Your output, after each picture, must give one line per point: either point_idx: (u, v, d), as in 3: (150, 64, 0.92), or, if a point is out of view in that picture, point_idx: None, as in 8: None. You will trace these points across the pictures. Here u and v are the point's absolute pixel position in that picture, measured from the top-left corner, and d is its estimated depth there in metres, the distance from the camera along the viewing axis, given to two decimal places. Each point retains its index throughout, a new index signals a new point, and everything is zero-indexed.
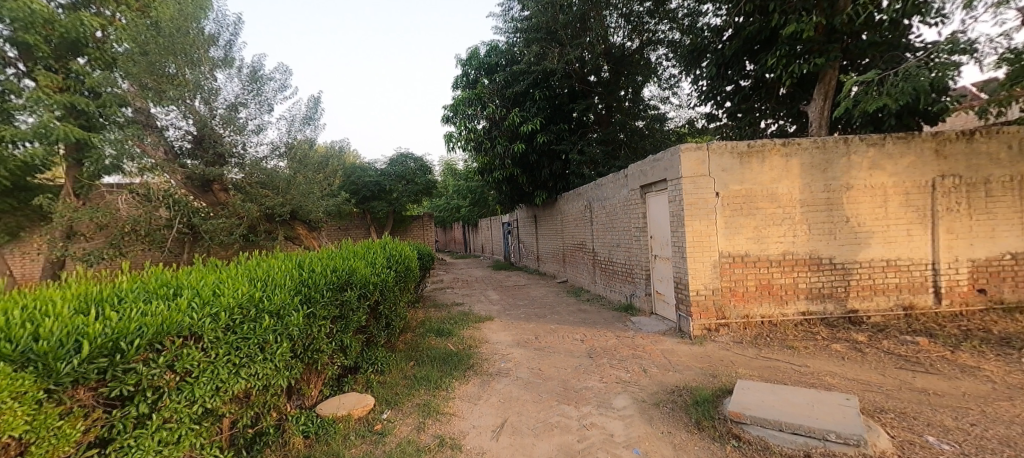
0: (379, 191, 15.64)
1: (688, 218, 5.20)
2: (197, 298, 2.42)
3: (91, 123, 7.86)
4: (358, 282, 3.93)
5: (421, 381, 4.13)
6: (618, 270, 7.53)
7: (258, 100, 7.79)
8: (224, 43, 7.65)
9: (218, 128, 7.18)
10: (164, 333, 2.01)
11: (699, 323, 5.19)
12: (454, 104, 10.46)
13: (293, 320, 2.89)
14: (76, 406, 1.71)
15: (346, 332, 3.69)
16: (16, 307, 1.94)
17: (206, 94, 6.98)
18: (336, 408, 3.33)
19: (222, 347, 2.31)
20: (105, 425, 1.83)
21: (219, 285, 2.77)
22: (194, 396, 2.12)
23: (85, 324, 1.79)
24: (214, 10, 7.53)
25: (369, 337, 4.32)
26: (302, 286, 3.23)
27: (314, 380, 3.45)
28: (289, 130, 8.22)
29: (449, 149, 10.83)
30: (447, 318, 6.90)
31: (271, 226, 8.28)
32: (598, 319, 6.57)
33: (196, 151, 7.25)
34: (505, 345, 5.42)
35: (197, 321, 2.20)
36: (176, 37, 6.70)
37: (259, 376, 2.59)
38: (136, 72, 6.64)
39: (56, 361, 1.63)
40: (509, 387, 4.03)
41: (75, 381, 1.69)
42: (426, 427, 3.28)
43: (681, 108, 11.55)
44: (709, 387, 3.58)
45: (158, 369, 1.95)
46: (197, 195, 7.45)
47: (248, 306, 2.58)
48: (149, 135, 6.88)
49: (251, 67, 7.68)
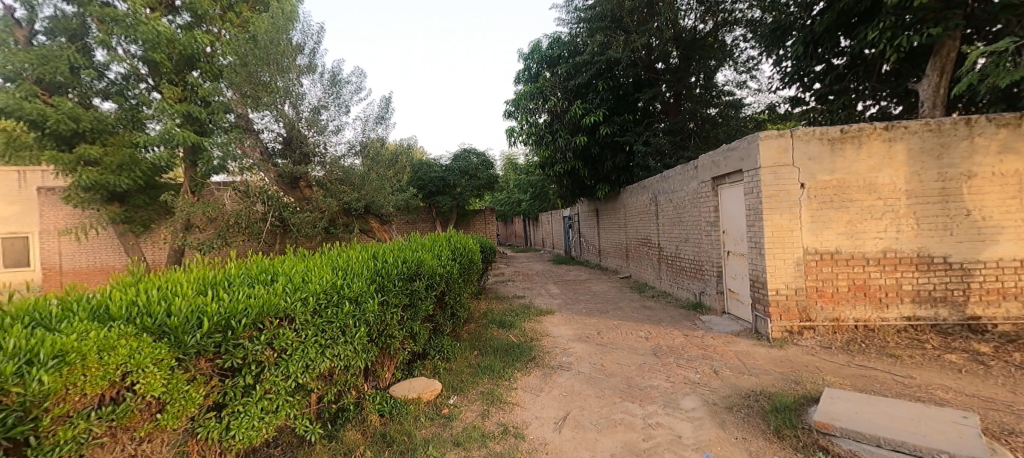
0: (443, 185, 16.19)
1: (767, 211, 4.81)
2: (290, 284, 2.72)
3: (203, 129, 8.95)
4: (426, 273, 4.13)
5: (484, 371, 4.27)
6: (687, 266, 7.17)
7: (337, 102, 8.35)
8: (309, 51, 8.30)
9: (304, 130, 7.85)
10: (264, 314, 2.28)
11: (780, 325, 4.80)
12: (516, 98, 10.54)
13: (370, 307, 3.12)
14: (199, 374, 1.99)
15: (415, 319, 3.91)
16: (153, 287, 2.31)
17: (294, 98, 7.63)
18: (407, 391, 3.55)
19: (310, 329, 2.56)
20: (221, 391, 2.12)
21: (307, 273, 3.06)
22: (288, 371, 2.38)
23: (204, 304, 2.09)
24: (300, 21, 8.20)
25: (435, 326, 4.52)
26: (376, 275, 3.48)
27: (387, 363, 3.71)
28: (364, 130, 8.74)
29: (511, 143, 10.93)
30: (509, 310, 7.02)
31: (348, 220, 8.95)
32: (664, 316, 6.32)
33: (286, 151, 7.97)
34: (566, 339, 5.40)
35: (291, 304, 2.46)
36: (270, 48, 7.39)
37: (342, 357, 2.85)
38: (238, 81, 7.46)
39: (183, 334, 1.92)
40: (571, 380, 4.02)
41: (198, 352, 1.98)
42: (490, 415, 3.39)
43: (760, 92, 10.69)
44: (792, 394, 3.31)
45: (260, 346, 2.23)
46: (286, 191, 8.25)
47: (332, 292, 2.84)
48: (249, 138, 7.72)
49: (331, 71, 8.25)
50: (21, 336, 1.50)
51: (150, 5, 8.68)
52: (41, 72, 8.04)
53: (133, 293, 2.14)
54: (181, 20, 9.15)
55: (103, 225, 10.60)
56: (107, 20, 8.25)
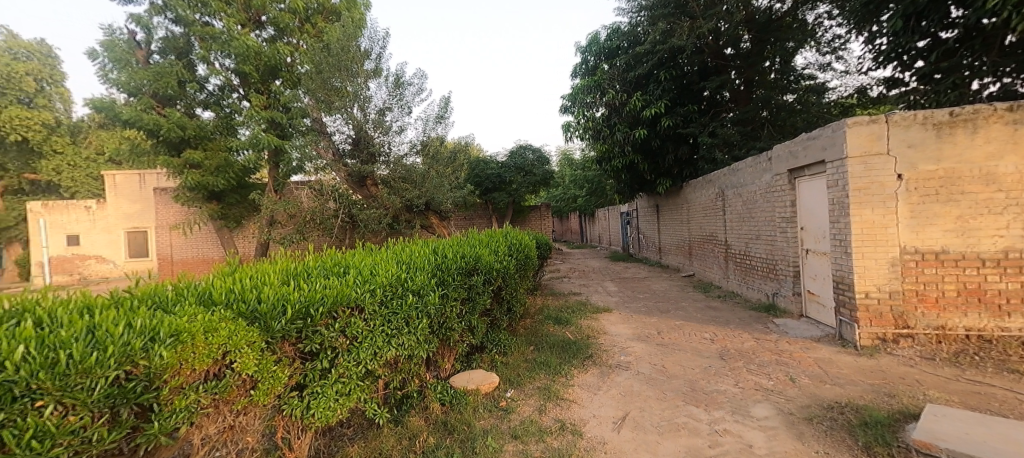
0: (500, 182, 16.42)
1: (855, 206, 4.35)
2: (360, 276, 2.90)
3: (284, 133, 9.79)
4: (484, 268, 4.21)
5: (541, 366, 4.28)
6: (758, 264, 6.70)
7: (400, 103, 8.73)
8: (376, 56, 8.74)
9: (371, 131, 8.33)
10: (338, 304, 2.46)
11: (870, 332, 4.33)
12: (573, 93, 10.40)
13: (431, 299, 3.25)
14: (283, 356, 2.19)
15: (473, 313, 4.01)
16: (246, 277, 2.58)
17: (362, 101, 8.10)
18: (466, 382, 3.66)
19: (378, 319, 2.72)
20: (302, 373, 2.32)
21: (375, 266, 3.26)
22: (358, 358, 2.55)
23: (287, 293, 2.30)
24: (368, 28, 8.67)
25: (493, 320, 4.61)
26: (437, 270, 3.61)
27: (448, 354, 3.85)
28: (425, 129, 9.08)
29: (567, 139, 10.83)
30: (565, 306, 6.98)
31: (411, 217, 9.36)
32: (732, 318, 5.96)
33: (355, 152, 8.47)
34: (625, 337, 5.27)
35: (361, 295, 2.63)
36: (342, 55, 7.93)
37: (406, 346, 3.00)
38: (313, 88, 8.06)
39: (271, 320, 2.12)
40: (630, 380, 3.92)
41: (283, 336, 2.18)
42: (547, 410, 3.40)
43: (847, 74, 9.70)
44: (884, 408, 2.98)
45: (335, 333, 2.41)
46: (355, 189, 8.78)
47: (397, 285, 2.99)
48: (323, 140, 8.29)
49: (395, 74, 8.65)
50: (146, 316, 1.74)
51: (242, 22, 9.64)
52: (156, 87, 9.23)
53: (230, 282, 2.41)
54: (266, 34, 10.06)
55: (204, 221, 12.00)
56: (207, 38, 9.30)
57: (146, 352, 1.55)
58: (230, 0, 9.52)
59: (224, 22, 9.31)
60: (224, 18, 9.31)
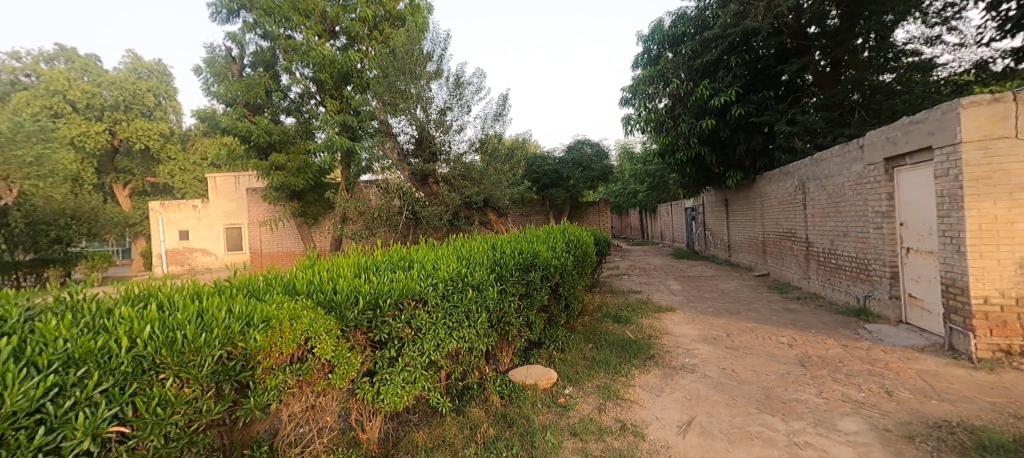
0: (557, 178, 16.32)
1: (971, 199, 3.80)
2: (423, 271, 3.03)
3: (355, 135, 10.47)
4: (541, 265, 4.21)
5: (600, 365, 4.21)
6: (846, 264, 6.07)
7: (460, 103, 8.95)
8: (437, 58, 9.04)
9: (432, 131, 8.66)
10: (404, 296, 2.59)
11: (989, 343, 3.76)
12: (633, 84, 10.05)
13: (490, 294, 3.32)
14: (356, 344, 2.35)
15: (531, 309, 4.02)
16: (323, 270, 2.80)
17: (424, 103, 8.43)
18: (525, 377, 3.68)
19: (440, 312, 2.83)
20: (373, 360, 2.47)
21: (437, 261, 3.39)
22: (422, 348, 2.67)
23: (359, 285, 2.46)
24: (430, 31, 9.00)
25: (550, 316, 4.60)
26: (495, 265, 3.67)
27: (506, 349, 3.90)
28: (483, 127, 9.24)
29: (627, 132, 10.51)
30: (625, 305, 6.79)
31: (470, 213, 9.60)
32: (813, 322, 5.46)
33: (417, 151, 8.85)
34: (690, 339, 5.02)
35: (424, 289, 2.75)
36: (406, 59, 8.30)
37: (466, 339, 3.09)
38: (380, 92, 8.53)
39: (346, 309, 2.28)
40: (695, 384, 3.73)
41: (356, 325, 2.33)
42: (607, 409, 3.34)
43: (961, 47, 8.46)
44: (1007, 432, 2.58)
45: (401, 324, 2.54)
46: (417, 187, 9.16)
47: (458, 279, 3.09)
48: (389, 141, 8.74)
49: (456, 74, 8.89)
50: (242, 303, 1.94)
51: (319, 33, 10.45)
52: (247, 97, 10.25)
53: (310, 275, 2.62)
54: (339, 43, 10.81)
55: (287, 218, 13.17)
56: (290, 50, 10.19)
57: (243, 335, 1.74)
58: (309, 14, 10.34)
59: (304, 34, 10.15)
60: (304, 31, 10.15)
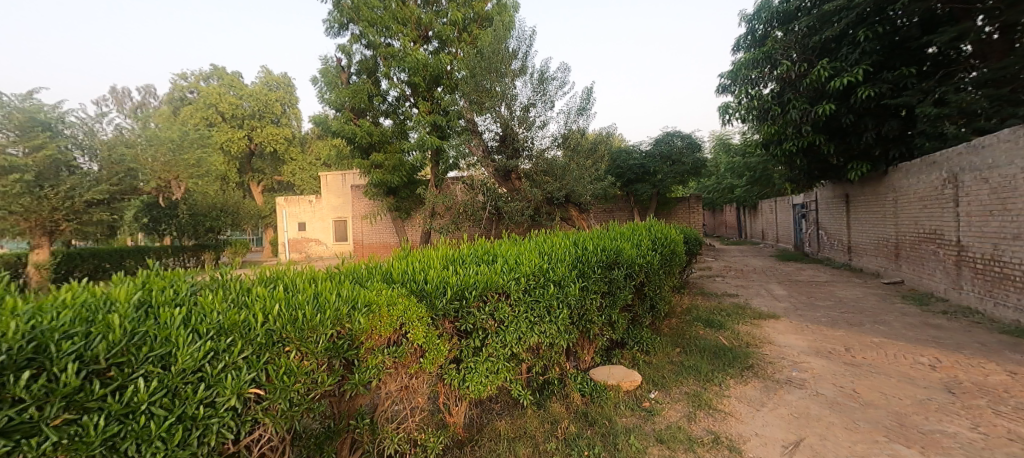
0: (643, 172, 15.60)
1: None
2: (507, 264, 3.10)
3: (444, 134, 11.05)
4: (625, 262, 4.05)
5: (689, 371, 3.95)
6: (1016, 274, 4.96)
7: (544, 98, 8.96)
8: (522, 55, 9.14)
9: (516, 128, 8.80)
10: (488, 288, 2.68)
11: None
12: (733, 69, 9.20)
13: (572, 291, 3.29)
14: (444, 332, 2.48)
15: (614, 307, 3.90)
16: (415, 261, 3.00)
17: (508, 100, 8.59)
18: (607, 377, 3.59)
19: (522, 306, 2.88)
20: (459, 348, 2.59)
21: (519, 255, 3.44)
22: (505, 340, 2.74)
23: (448, 277, 2.60)
24: (516, 29, 9.11)
25: (634, 316, 4.40)
26: (577, 262, 3.62)
27: (588, 346, 3.84)
28: (566, 122, 9.16)
29: (725, 122, 9.67)
30: (720, 309, 6.28)
31: (552, 209, 9.62)
32: (964, 341, 4.55)
33: (501, 148, 9.08)
34: (798, 350, 4.49)
35: (508, 282, 2.82)
36: (493, 58, 8.53)
37: (547, 334, 3.10)
38: (468, 91, 8.87)
39: (436, 299, 2.42)
40: (805, 401, 3.32)
41: (444, 314, 2.46)
42: (697, 419, 3.13)
43: None
44: None
45: (485, 315, 2.63)
46: (501, 183, 9.41)
47: (540, 274, 3.11)
48: (475, 139, 9.06)
49: (540, 70, 8.91)
50: (348, 289, 2.16)
51: (414, 39, 11.20)
52: (353, 103, 11.33)
53: (404, 265, 2.82)
54: (432, 47, 11.46)
55: (385, 212, 14.38)
56: (389, 57, 11.06)
57: (350, 316, 1.93)
58: (405, 22, 11.13)
59: (401, 41, 10.94)
60: (402, 38, 10.95)
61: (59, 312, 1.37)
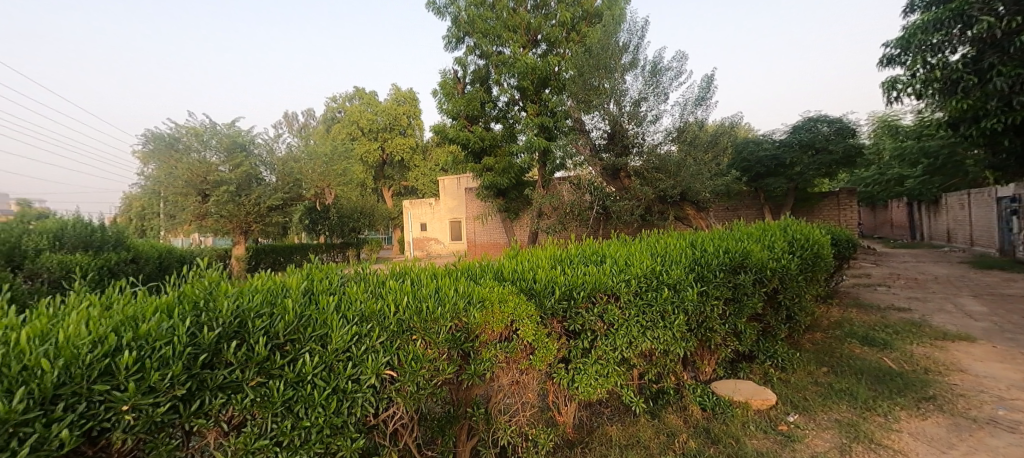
0: (775, 165, 13.68)
1: None
2: (616, 265, 3.00)
3: (551, 135, 11.16)
4: (754, 266, 3.59)
5: (841, 396, 3.35)
6: None
7: (656, 91, 8.47)
8: (634, 48, 8.77)
9: (626, 124, 8.47)
10: (597, 290, 2.63)
11: None
12: (905, 34, 7.55)
13: (689, 295, 3.03)
14: (553, 331, 2.50)
15: (740, 316, 3.49)
16: (524, 260, 3.08)
17: (618, 96, 8.31)
18: (733, 392, 3.24)
19: (633, 309, 2.76)
20: (568, 349, 2.58)
21: (629, 256, 3.30)
22: (615, 343, 2.66)
23: (556, 277, 2.61)
24: (627, 22, 8.77)
25: (766, 327, 3.88)
26: (695, 264, 3.34)
27: (708, 356, 3.51)
28: (682, 114, 8.53)
29: (890, 100, 7.99)
30: (882, 324, 5.21)
31: (664, 208, 9.06)
32: None
33: (610, 146, 8.84)
34: (1005, 384, 3.50)
35: (617, 284, 2.72)
36: (602, 55, 8.36)
37: (661, 340, 2.92)
38: (575, 90, 8.83)
39: (544, 298, 2.46)
40: (1019, 450, 2.57)
41: (553, 313, 2.48)
42: (853, 452, 2.64)
43: None
44: None
45: (593, 317, 2.58)
46: (609, 182, 9.18)
47: (652, 276, 2.94)
48: (582, 138, 8.99)
49: (652, 62, 8.45)
50: (464, 285, 2.31)
51: (524, 44, 11.57)
52: (468, 111, 12.12)
53: (513, 264, 2.93)
54: (540, 50, 11.69)
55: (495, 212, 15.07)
56: (500, 65, 11.58)
57: (465, 311, 2.06)
58: (515, 28, 11.57)
59: (512, 48, 11.38)
60: (512, 44, 11.39)
61: (252, 295, 1.73)
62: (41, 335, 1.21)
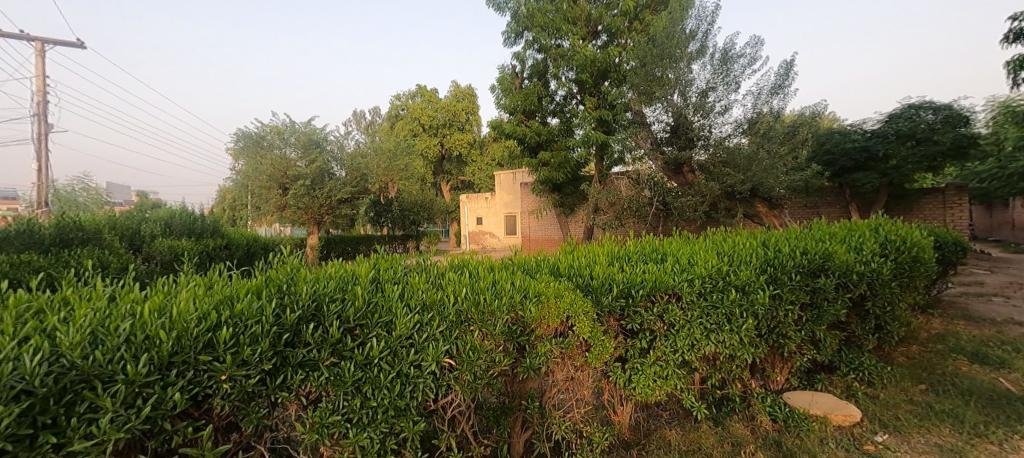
0: (865, 159, 11.93)
1: None
2: (678, 264, 2.88)
3: (610, 129, 10.90)
4: (837, 269, 3.26)
5: (942, 419, 2.99)
6: None
7: (726, 80, 7.96)
8: (702, 35, 8.29)
9: (691, 116, 8.06)
10: (656, 289, 2.53)
11: None
12: None
13: (760, 298, 2.83)
14: (609, 329, 2.45)
15: (820, 323, 3.19)
16: (580, 256, 3.04)
17: (683, 86, 7.91)
18: (809, 404, 3.00)
19: (696, 310, 2.62)
20: (625, 348, 2.51)
21: (693, 255, 3.14)
22: (676, 345, 2.55)
23: (614, 274, 2.55)
24: (696, 7, 8.30)
25: (850, 336, 3.53)
26: (767, 265, 3.11)
27: (780, 365, 3.27)
28: (755, 104, 7.96)
29: (1015, 82, 6.91)
30: (997, 340, 4.55)
31: (732, 204, 8.54)
32: None
33: (672, 139, 8.47)
34: None
35: (678, 283, 2.60)
36: (667, 44, 7.99)
37: (727, 344, 2.75)
38: (636, 82, 8.54)
39: (601, 295, 2.41)
40: None
41: (610, 311, 2.43)
42: None
43: None
44: None
45: (653, 316, 2.50)
46: (671, 177, 8.84)
47: (717, 277, 2.78)
48: (643, 131, 8.68)
49: (723, 49, 7.94)
50: (520, 279, 2.33)
51: (583, 36, 11.40)
52: (525, 105, 12.14)
53: (570, 260, 2.89)
54: (600, 42, 11.49)
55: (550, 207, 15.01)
56: (558, 58, 11.45)
57: (521, 305, 2.08)
58: (575, 21, 11.40)
59: (571, 40, 11.23)
60: (571, 37, 11.23)
61: (326, 282, 1.86)
62: (159, 309, 1.39)
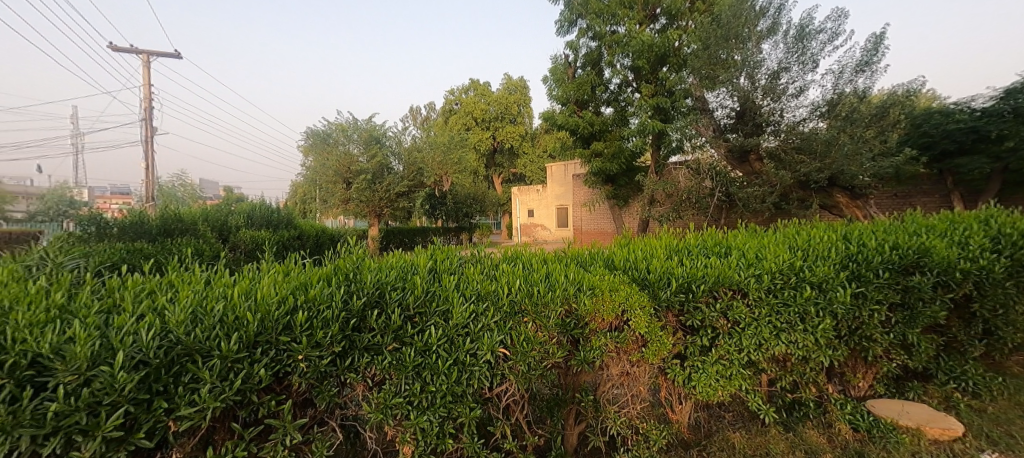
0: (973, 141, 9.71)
1: None
2: (744, 258, 2.70)
3: (668, 116, 10.44)
4: (936, 266, 2.89)
5: None
6: None
7: (802, 59, 7.31)
8: (773, 11, 7.66)
9: (759, 99, 7.50)
10: (720, 284, 2.40)
11: None
12: None
13: (839, 296, 2.58)
14: (667, 325, 2.35)
15: (913, 326, 2.86)
16: (637, 249, 2.94)
17: (751, 67, 7.35)
18: (898, 414, 2.72)
19: (764, 308, 2.45)
20: (685, 345, 2.40)
21: (761, 249, 2.93)
22: (741, 344, 2.40)
23: (673, 268, 2.44)
24: None
25: (949, 342, 3.14)
26: (848, 261, 2.83)
27: (863, 370, 2.98)
28: (836, 84, 7.26)
29: None
30: None
31: (806, 194, 7.88)
32: None
33: (738, 125, 7.95)
34: None
35: (744, 278, 2.44)
36: (733, 23, 7.46)
37: (800, 345, 2.54)
38: (698, 65, 8.06)
39: (658, 289, 2.32)
40: None
41: (668, 306, 2.34)
42: None
43: None
44: None
45: (715, 313, 2.36)
46: (734, 166, 8.42)
47: (789, 272, 2.58)
48: (704, 118, 8.22)
49: (798, 25, 7.28)
50: (575, 272, 2.30)
51: (640, 20, 10.98)
52: (578, 95, 11.91)
53: (625, 253, 2.81)
54: (658, 25, 11.15)
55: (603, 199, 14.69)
56: (613, 44, 11.08)
57: (575, 297, 2.05)
58: (632, 5, 10.98)
59: (627, 25, 10.82)
60: (627, 22, 10.82)
61: (388, 271, 1.95)
62: (245, 292, 1.53)
